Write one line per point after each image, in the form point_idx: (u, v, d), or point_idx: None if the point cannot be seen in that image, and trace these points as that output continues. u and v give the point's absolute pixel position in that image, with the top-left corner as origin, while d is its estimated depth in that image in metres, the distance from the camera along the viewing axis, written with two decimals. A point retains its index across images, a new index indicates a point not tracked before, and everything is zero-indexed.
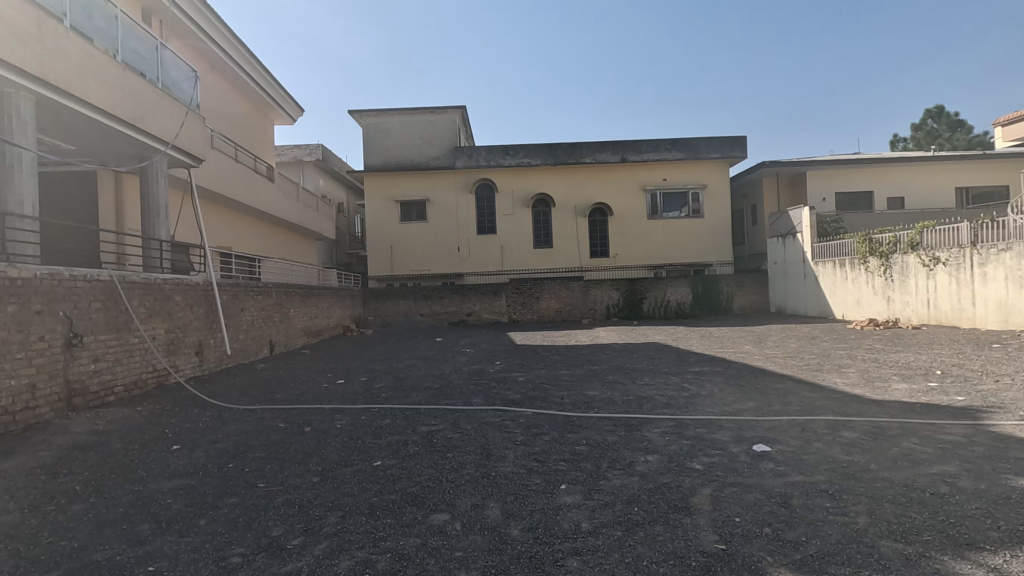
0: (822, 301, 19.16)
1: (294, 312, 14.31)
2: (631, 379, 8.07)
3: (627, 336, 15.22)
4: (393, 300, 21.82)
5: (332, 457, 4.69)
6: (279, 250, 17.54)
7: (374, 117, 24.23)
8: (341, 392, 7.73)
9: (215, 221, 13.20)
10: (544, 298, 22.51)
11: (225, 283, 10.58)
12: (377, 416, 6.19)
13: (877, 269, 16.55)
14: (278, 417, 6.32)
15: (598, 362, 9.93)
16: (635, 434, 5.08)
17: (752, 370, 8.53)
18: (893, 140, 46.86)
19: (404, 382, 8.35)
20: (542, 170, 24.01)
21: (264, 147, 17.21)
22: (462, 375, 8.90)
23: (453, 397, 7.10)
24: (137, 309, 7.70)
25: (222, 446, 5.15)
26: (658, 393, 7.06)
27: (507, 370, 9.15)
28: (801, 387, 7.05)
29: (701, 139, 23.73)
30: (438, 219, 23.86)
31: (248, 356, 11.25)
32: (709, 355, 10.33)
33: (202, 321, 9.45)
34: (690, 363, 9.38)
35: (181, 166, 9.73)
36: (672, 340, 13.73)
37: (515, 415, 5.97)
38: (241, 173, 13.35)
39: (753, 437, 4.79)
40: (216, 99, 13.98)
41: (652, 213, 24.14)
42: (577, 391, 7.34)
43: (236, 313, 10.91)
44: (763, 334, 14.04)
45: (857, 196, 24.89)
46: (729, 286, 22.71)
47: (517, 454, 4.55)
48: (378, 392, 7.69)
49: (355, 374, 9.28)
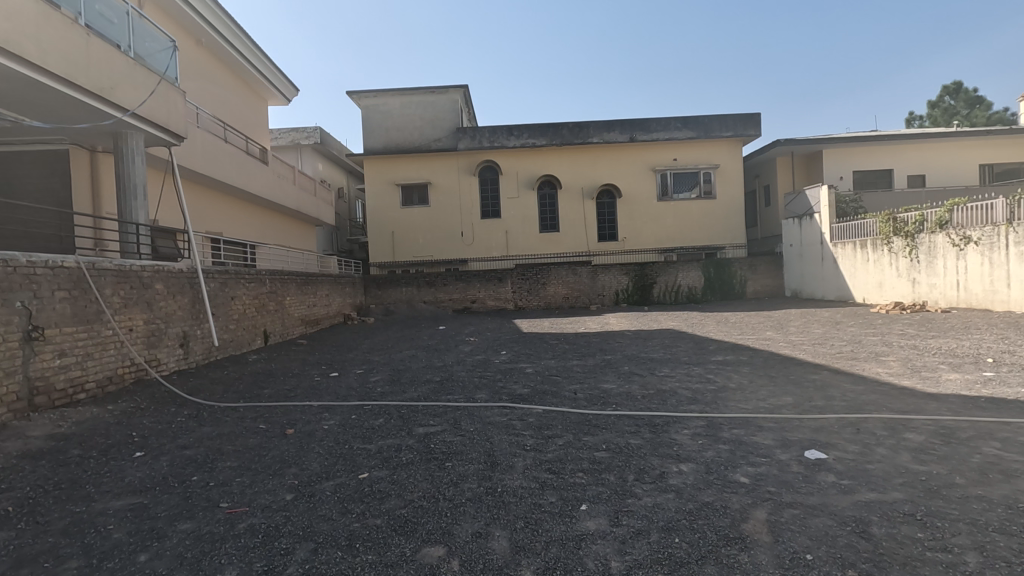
0: (842, 284, 18.37)
1: (291, 300, 13.68)
2: (649, 369, 7.39)
3: (640, 322, 14.56)
4: (396, 287, 21.21)
5: (314, 467, 4.05)
6: (275, 235, 16.88)
7: (373, 98, 23.41)
8: (333, 387, 7.10)
9: (205, 206, 12.54)
10: (551, 283, 21.80)
11: (213, 271, 9.94)
12: (369, 415, 5.55)
13: (902, 250, 15.74)
14: (260, 417, 5.71)
15: (611, 351, 9.24)
16: (663, 437, 4.40)
17: (781, 358, 7.83)
18: (909, 118, 45.56)
19: (402, 375, 7.72)
20: (547, 151, 23.17)
21: (258, 129, 16.49)
22: (465, 366, 8.25)
23: (455, 392, 6.46)
24: (110, 299, 7.07)
25: (191, 453, 4.53)
26: (681, 385, 6.38)
27: (514, 361, 8.48)
28: (841, 378, 6.33)
29: (713, 116, 22.80)
30: (441, 203, 23.12)
31: (240, 347, 10.66)
32: (731, 342, 9.64)
33: (186, 311, 8.83)
34: (711, 352, 8.67)
35: (161, 145, 9.08)
36: (688, 326, 13.06)
37: (523, 413, 5.32)
38: (230, 155, 12.61)
39: (801, 441, 4.12)
40: (204, 78, 13.24)
41: (662, 195, 23.31)
42: (591, 384, 6.67)
43: (225, 301, 10.29)
44: (783, 319, 13.33)
45: (875, 174, 23.92)
46: (742, 269, 21.96)
47: (527, 463, 3.89)
48: (373, 386, 7.04)
49: (351, 367, 8.64)
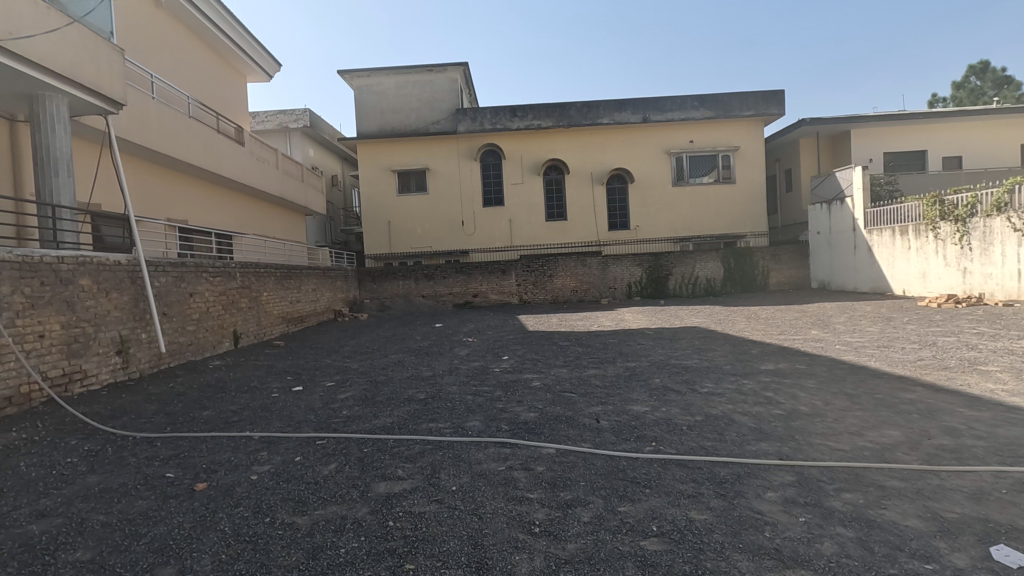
0: (877, 274, 16.78)
1: (268, 295, 12.24)
2: (688, 385, 5.83)
3: (660, 318, 13.05)
4: (392, 280, 19.76)
5: (201, 568, 2.57)
6: (258, 225, 15.42)
7: (366, 78, 21.86)
8: (289, 409, 5.61)
9: (167, 191, 11.07)
10: (557, 276, 20.28)
11: (164, 263, 8.49)
12: (320, 456, 4.09)
13: (950, 236, 14.08)
14: (175, 458, 4.24)
15: (634, 357, 7.71)
16: (741, 510, 2.90)
17: (850, 367, 6.29)
18: (932, 100, 43.42)
19: (377, 391, 6.21)
20: (554, 134, 21.56)
21: (234, 107, 14.99)
22: (457, 377, 6.73)
23: (440, 417, 4.98)
24: (8, 300, 5.60)
25: (35, 532, 3.04)
26: (738, 410, 4.82)
27: (517, 370, 6.99)
28: (950, 400, 4.75)
29: (734, 94, 21.09)
30: (440, 190, 21.60)
31: (201, 351, 9.24)
32: (776, 344, 8.12)
33: (124, 311, 7.37)
34: (757, 359, 7.11)
35: (96, 113, 7.61)
36: (717, 323, 11.54)
37: (529, 457, 3.82)
38: (193, 130, 11.11)
39: (971, 524, 2.60)
40: (163, 45, 11.72)
41: (678, 179, 21.68)
42: (616, 406, 5.14)
43: (181, 298, 8.83)
44: (825, 315, 11.77)
45: (908, 156, 22.19)
46: (764, 260, 20.37)
47: (535, 568, 2.40)
48: (339, 408, 5.54)
49: (321, 378, 7.17)
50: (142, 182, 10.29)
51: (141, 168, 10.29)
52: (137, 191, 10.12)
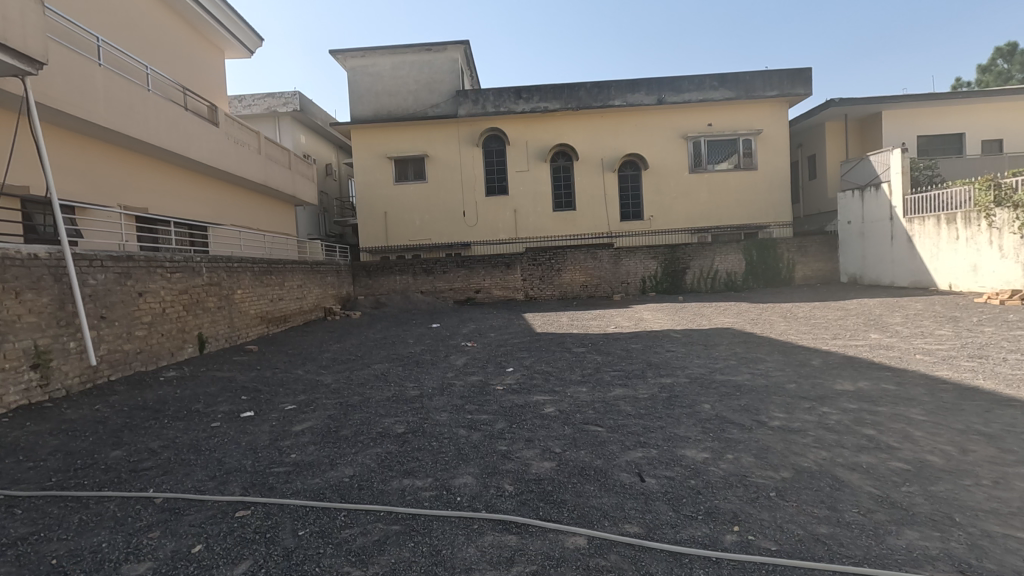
0: (918, 267, 15.27)
1: (243, 292, 10.88)
2: (751, 415, 4.39)
3: (685, 318, 11.63)
4: (389, 275, 18.46)
5: None
6: (238, 215, 14.05)
7: (361, 58, 20.45)
8: (223, 449, 4.24)
9: (122, 174, 9.69)
10: (566, 270, 18.85)
11: (103, 256, 7.12)
12: (231, 547, 2.71)
13: (1008, 224, 12.45)
14: (20, 543, 2.86)
15: (667, 370, 6.28)
16: None
17: (958, 388, 4.86)
18: (956, 82, 41.47)
19: (344, 420, 4.82)
20: (562, 117, 20.09)
21: (208, 85, 13.54)
22: (449, 399, 5.33)
23: (419, 468, 3.59)
24: None
25: None
26: (840, 462, 3.38)
27: (526, 388, 5.60)
28: None
29: (756, 73, 19.60)
30: (439, 178, 20.18)
31: (153, 359, 7.87)
32: (841, 353, 6.70)
33: (44, 316, 6.03)
34: (825, 374, 5.67)
35: (10, 73, 6.22)
36: (752, 324, 10.10)
37: (546, 558, 2.44)
38: (154, 104, 9.74)
39: None
40: (120, 8, 10.31)
41: (695, 165, 20.16)
42: (663, 452, 3.73)
43: (127, 299, 7.46)
44: (879, 314, 10.29)
45: (943, 139, 20.54)
46: (789, 251, 18.89)
47: None
48: (288, 449, 4.15)
49: (280, 400, 5.77)
50: (88, 163, 8.91)
51: (89, 147, 8.92)
52: (81, 173, 8.74)
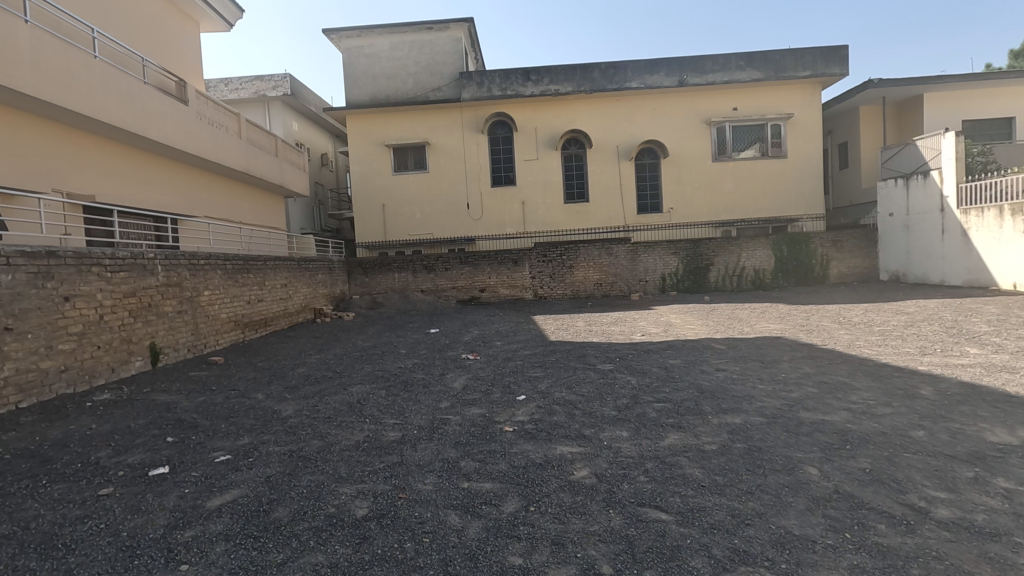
0: (975, 265, 13.67)
1: (210, 293, 9.43)
2: (895, 495, 2.88)
3: (723, 323, 10.03)
4: (386, 273, 17.02)
5: None
6: (213, 207, 12.61)
7: (357, 39, 18.96)
8: (89, 547, 2.76)
9: (61, 155, 8.26)
10: (578, 267, 17.31)
11: (9, 250, 5.64)
12: None
13: None
14: None
15: (730, 402, 4.77)
16: None
17: None
18: (987, 68, 39.34)
19: (286, 489, 3.33)
20: (574, 101, 18.52)
21: (178, 59, 12.03)
22: (440, 451, 3.82)
23: None
24: None
25: None
26: None
27: (546, 434, 4.08)
28: None
29: (787, 51, 17.90)
30: (442, 166, 18.67)
31: (82, 378, 6.41)
32: (955, 377, 5.13)
33: None
34: (955, 414, 4.11)
35: None
36: (809, 332, 8.51)
37: None
38: (103, 74, 8.27)
39: None
40: None
41: (719, 152, 18.54)
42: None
43: (46, 305, 6.00)
44: (960, 320, 8.65)
45: (993, 124, 18.76)
46: (824, 247, 17.30)
47: None
48: (180, 551, 2.66)
49: (213, 445, 4.28)
50: (17, 141, 7.49)
51: (17, 122, 7.49)
52: (7, 153, 7.33)
